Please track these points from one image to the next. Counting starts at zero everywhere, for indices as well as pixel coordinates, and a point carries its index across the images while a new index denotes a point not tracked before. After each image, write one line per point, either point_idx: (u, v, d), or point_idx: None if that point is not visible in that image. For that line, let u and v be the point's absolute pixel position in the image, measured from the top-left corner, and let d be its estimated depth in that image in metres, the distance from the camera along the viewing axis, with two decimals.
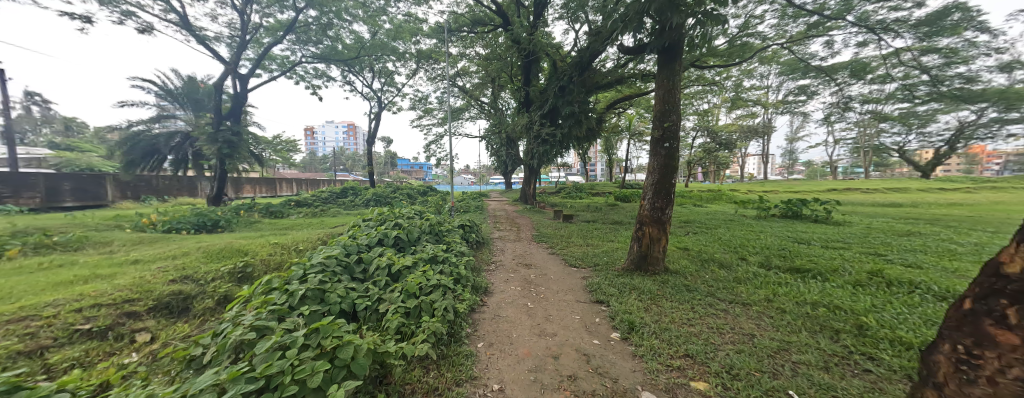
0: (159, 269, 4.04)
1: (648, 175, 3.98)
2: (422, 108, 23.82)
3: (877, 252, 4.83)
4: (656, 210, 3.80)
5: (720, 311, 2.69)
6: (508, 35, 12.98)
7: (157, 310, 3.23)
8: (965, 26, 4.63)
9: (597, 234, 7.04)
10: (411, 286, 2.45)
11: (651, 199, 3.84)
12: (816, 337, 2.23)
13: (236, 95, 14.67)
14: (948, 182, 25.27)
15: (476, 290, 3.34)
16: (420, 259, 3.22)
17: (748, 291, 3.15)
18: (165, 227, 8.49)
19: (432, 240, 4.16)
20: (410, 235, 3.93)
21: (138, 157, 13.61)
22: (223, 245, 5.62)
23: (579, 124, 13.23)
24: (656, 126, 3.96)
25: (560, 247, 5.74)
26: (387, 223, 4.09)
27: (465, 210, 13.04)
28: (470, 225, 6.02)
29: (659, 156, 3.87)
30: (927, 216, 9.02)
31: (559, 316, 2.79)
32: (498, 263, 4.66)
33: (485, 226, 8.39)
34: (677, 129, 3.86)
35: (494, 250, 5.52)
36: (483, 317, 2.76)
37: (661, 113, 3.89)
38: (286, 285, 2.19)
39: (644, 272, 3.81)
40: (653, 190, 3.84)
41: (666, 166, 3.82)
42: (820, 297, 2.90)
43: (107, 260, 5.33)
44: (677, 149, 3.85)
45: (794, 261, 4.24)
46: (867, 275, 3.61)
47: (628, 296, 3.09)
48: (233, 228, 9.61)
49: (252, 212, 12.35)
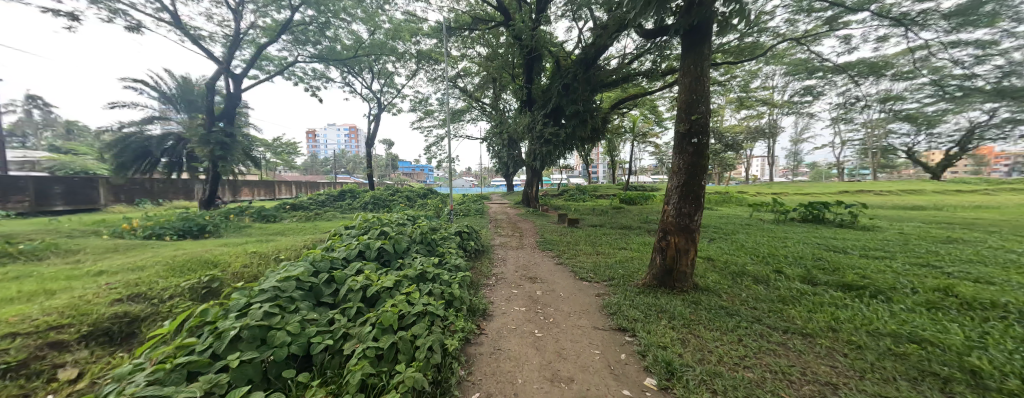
0: (110, 284, 3.51)
1: (671, 175, 3.45)
2: (422, 110, 23.44)
3: (929, 263, 4.26)
4: (683, 216, 3.26)
5: (778, 346, 2.15)
6: (509, 33, 12.57)
7: (93, 338, 2.70)
8: (1003, 16, 4.03)
9: (607, 240, 6.49)
10: (388, 317, 1.91)
11: (676, 204, 3.31)
12: (920, 389, 1.67)
13: (230, 96, 14.27)
14: (962, 183, 24.57)
15: (472, 314, 2.79)
16: (405, 277, 2.68)
17: (801, 316, 2.60)
18: (146, 233, 8.01)
19: (423, 252, 3.61)
20: (399, 245, 3.41)
21: (128, 160, 13.12)
22: (197, 255, 5.09)
23: (584, 124, 12.87)
24: (680, 117, 3.42)
25: (567, 256, 5.21)
26: (373, 230, 3.57)
27: (464, 214, 12.48)
28: (469, 232, 5.51)
29: (686, 154, 3.32)
30: (958, 220, 8.44)
31: (575, 350, 2.25)
32: (499, 276, 4.11)
33: (485, 231, 7.86)
34: (706, 122, 3.31)
35: (495, 261, 4.98)
36: (481, 352, 2.22)
37: (688, 104, 3.36)
38: (218, 321, 1.66)
39: (669, 290, 3.26)
40: (679, 193, 3.30)
41: (693, 166, 3.28)
42: (896, 326, 2.35)
43: (68, 271, 4.81)
44: (706, 145, 3.30)
45: (841, 275, 3.70)
46: (936, 294, 3.04)
47: (658, 322, 2.56)
48: (221, 234, 9.13)
49: (243, 216, 11.84)
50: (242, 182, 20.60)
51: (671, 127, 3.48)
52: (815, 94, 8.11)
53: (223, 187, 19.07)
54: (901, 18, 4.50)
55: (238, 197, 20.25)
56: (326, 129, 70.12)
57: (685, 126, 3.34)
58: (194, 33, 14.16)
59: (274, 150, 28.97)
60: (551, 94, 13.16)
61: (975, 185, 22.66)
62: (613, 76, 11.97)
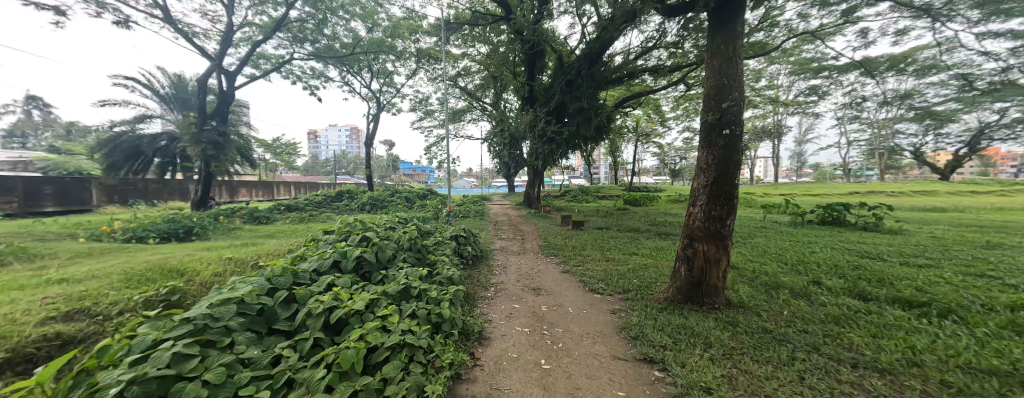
0: (49, 298, 2.99)
1: (697, 173, 3.00)
2: (422, 109, 23.09)
3: (985, 274, 3.77)
4: (713, 221, 2.79)
5: (854, 390, 1.68)
6: (509, 28, 12.06)
7: (10, 370, 2.05)
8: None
9: (618, 245, 6.01)
10: (348, 358, 1.45)
11: (704, 206, 2.85)
12: None
13: (223, 94, 13.90)
14: (972, 184, 24.03)
15: (464, 339, 2.33)
16: (383, 294, 2.22)
17: (868, 344, 2.14)
18: (126, 236, 7.53)
19: (412, 261, 3.13)
20: (384, 252, 2.97)
21: (119, 159, 12.69)
22: (169, 261, 4.60)
23: (588, 122, 12.45)
24: (707, 106, 2.97)
25: (575, 262, 4.75)
26: (354, 235, 3.10)
27: (464, 216, 12.02)
28: (466, 236, 5.04)
29: (716, 148, 2.85)
30: (988, 223, 7.94)
31: (593, 390, 1.78)
32: (498, 287, 3.66)
33: (485, 234, 7.40)
34: (739, 111, 2.84)
35: (494, 268, 4.52)
36: (474, 392, 1.76)
37: (717, 90, 2.91)
38: (102, 373, 1.18)
39: (697, 306, 2.79)
40: (707, 194, 2.84)
41: (725, 162, 2.80)
42: (996, 362, 1.87)
43: (24, 279, 4.32)
44: (740, 138, 2.83)
45: (894, 288, 3.22)
46: (1016, 313, 2.56)
47: (693, 352, 2.09)
48: (208, 236, 8.72)
49: (234, 217, 11.37)
50: (238, 182, 20.20)
51: (697, 118, 3.02)
52: (821, 94, 7.61)
53: (219, 188, 18.66)
54: (922, 9, 3.79)
55: (234, 198, 19.85)
56: (327, 130, 69.81)
57: (715, 117, 2.87)
58: (187, 30, 13.81)
59: (273, 150, 28.63)
60: (553, 91, 12.77)
61: (986, 185, 22.09)
62: (619, 72, 11.64)
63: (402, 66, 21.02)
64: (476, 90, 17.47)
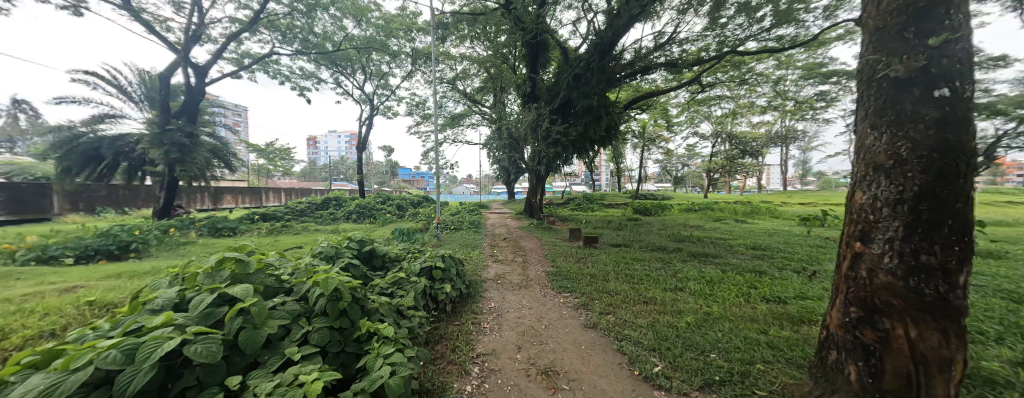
0: None
1: (866, 177, 1.56)
2: (419, 113, 21.86)
3: None
4: (932, 276, 1.32)
5: None
6: (508, 19, 10.83)
7: None
8: None
9: (650, 274, 4.51)
10: None
11: (904, 244, 1.38)
12: None
13: (191, 91, 12.52)
14: (997, 193, 22.43)
15: None
16: None
17: None
18: (31, 255, 6.07)
19: (319, 340, 1.65)
20: (259, 334, 1.49)
21: (75, 163, 11.26)
22: (12, 305, 3.08)
23: (597, 121, 10.89)
24: (883, 49, 1.56)
25: (601, 308, 3.26)
26: (205, 293, 1.59)
27: (457, 227, 10.62)
28: (446, 264, 3.55)
29: (917, 126, 1.41)
30: None
31: None
32: (488, 368, 2.19)
33: (476, 255, 5.95)
34: (970, 50, 1.39)
35: (485, 320, 3.05)
36: None
37: (918, 12, 1.45)
38: None
39: None
40: (911, 221, 1.37)
41: (948, 154, 1.34)
42: None
43: None
44: (973, 104, 1.37)
45: None
46: None
47: None
48: (149, 254, 7.31)
49: (189, 228, 9.84)
50: (221, 188, 18.80)
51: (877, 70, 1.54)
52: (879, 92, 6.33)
53: (197, 195, 17.27)
54: None
55: (217, 205, 18.45)
56: (328, 136, 68.67)
57: (916, 64, 1.42)
58: (155, 22, 12.52)
59: (265, 155, 27.32)
60: (558, 87, 11.50)
61: (1012, 196, 20.69)
62: (630, 69, 10.47)
63: (398, 67, 19.93)
64: (476, 92, 16.27)
